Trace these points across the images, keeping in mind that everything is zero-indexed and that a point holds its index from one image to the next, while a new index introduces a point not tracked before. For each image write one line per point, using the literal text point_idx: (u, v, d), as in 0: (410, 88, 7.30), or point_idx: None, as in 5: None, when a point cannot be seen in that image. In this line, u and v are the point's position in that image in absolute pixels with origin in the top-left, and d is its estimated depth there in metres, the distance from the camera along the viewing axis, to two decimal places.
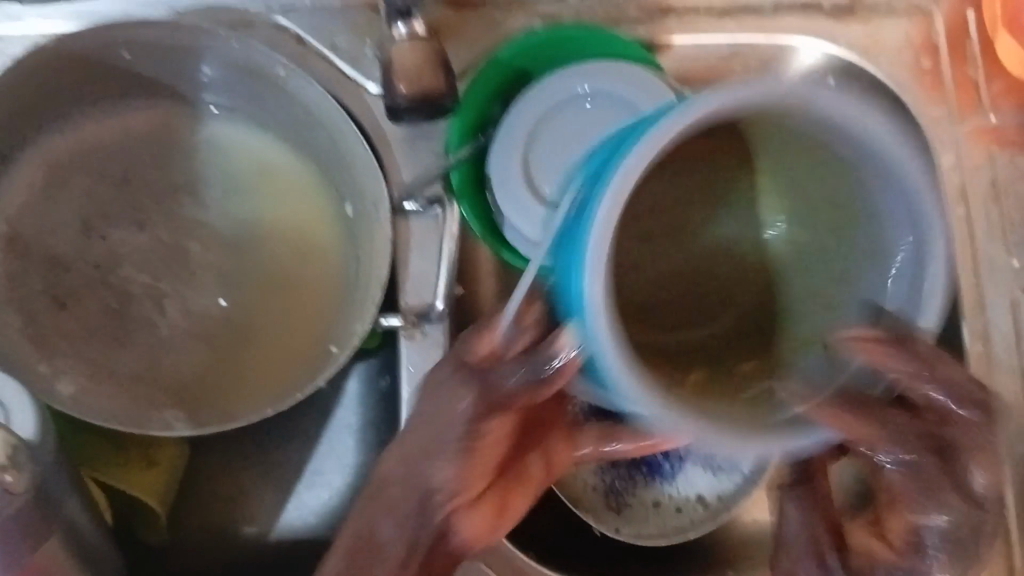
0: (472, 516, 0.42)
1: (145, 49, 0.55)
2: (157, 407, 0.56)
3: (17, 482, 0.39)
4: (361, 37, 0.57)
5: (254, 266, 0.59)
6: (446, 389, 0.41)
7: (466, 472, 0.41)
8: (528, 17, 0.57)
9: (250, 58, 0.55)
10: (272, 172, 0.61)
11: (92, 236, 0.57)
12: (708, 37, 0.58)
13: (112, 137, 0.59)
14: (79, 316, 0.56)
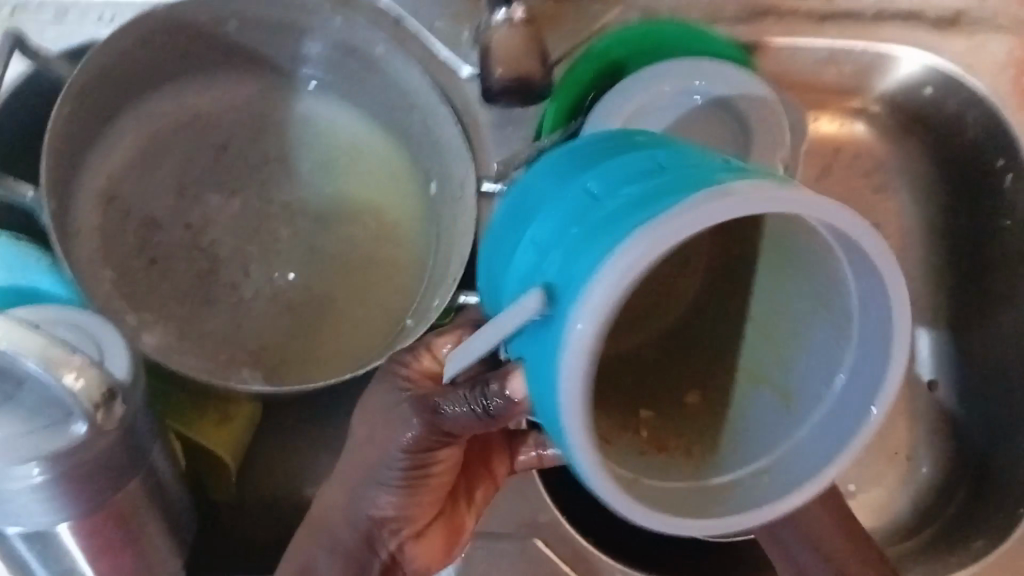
0: (422, 544, 0.50)
1: (253, 22, 0.57)
2: (236, 364, 0.58)
3: (107, 421, 0.41)
4: (459, 22, 0.57)
5: (336, 239, 0.61)
6: (379, 423, 0.46)
7: (406, 504, 0.48)
8: (624, 12, 0.58)
9: (352, 35, 0.56)
10: (361, 147, 0.62)
11: (187, 198, 0.59)
12: (807, 40, 0.58)
13: (213, 104, 0.61)
14: (168, 274, 0.58)
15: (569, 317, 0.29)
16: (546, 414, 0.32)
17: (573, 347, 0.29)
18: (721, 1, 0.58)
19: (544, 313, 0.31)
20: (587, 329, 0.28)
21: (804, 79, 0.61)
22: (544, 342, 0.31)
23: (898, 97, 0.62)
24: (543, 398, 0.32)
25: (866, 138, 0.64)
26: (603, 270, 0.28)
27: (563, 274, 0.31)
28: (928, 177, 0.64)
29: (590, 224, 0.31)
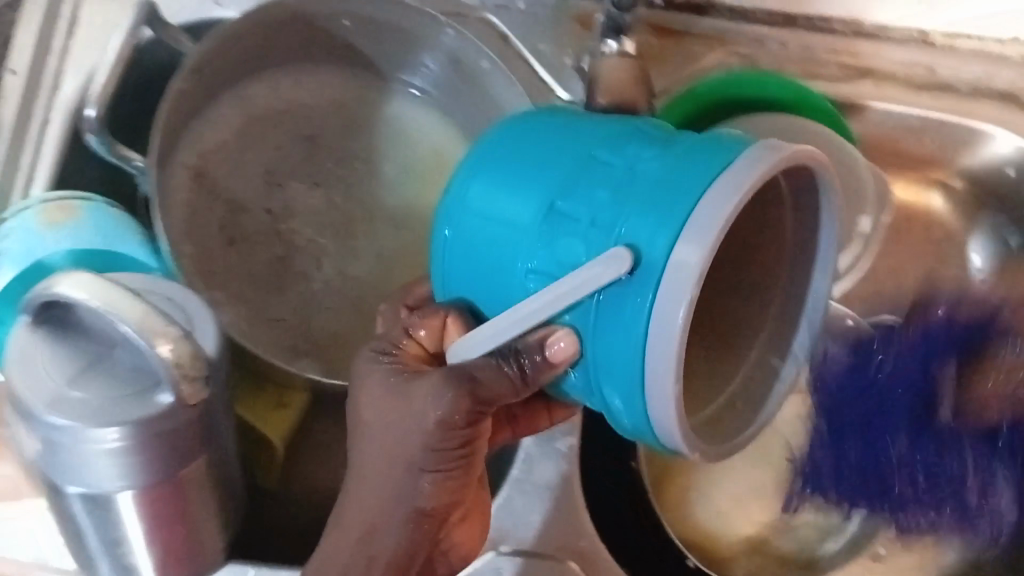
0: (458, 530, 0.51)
1: (366, 22, 0.58)
2: (297, 354, 0.58)
3: (190, 394, 0.41)
4: (565, 48, 0.59)
5: (408, 247, 0.61)
6: (392, 410, 0.43)
7: (441, 490, 0.45)
8: (727, 56, 0.59)
9: (460, 49, 0.57)
10: (450, 158, 0.63)
11: (273, 185, 0.60)
12: (902, 107, 0.59)
13: (310, 97, 0.62)
14: (246, 256, 0.59)
15: (675, 261, 0.33)
16: (617, 362, 0.35)
17: (681, 285, 0.33)
18: (822, 60, 0.59)
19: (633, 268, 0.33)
20: (701, 265, 0.32)
21: (891, 144, 0.62)
22: (630, 294, 0.34)
23: (981, 174, 0.62)
24: (624, 345, 0.35)
25: (941, 212, 0.64)
26: (707, 209, 0.33)
27: (638, 235, 0.34)
28: (1001, 258, 0.63)
29: (645, 189, 0.34)
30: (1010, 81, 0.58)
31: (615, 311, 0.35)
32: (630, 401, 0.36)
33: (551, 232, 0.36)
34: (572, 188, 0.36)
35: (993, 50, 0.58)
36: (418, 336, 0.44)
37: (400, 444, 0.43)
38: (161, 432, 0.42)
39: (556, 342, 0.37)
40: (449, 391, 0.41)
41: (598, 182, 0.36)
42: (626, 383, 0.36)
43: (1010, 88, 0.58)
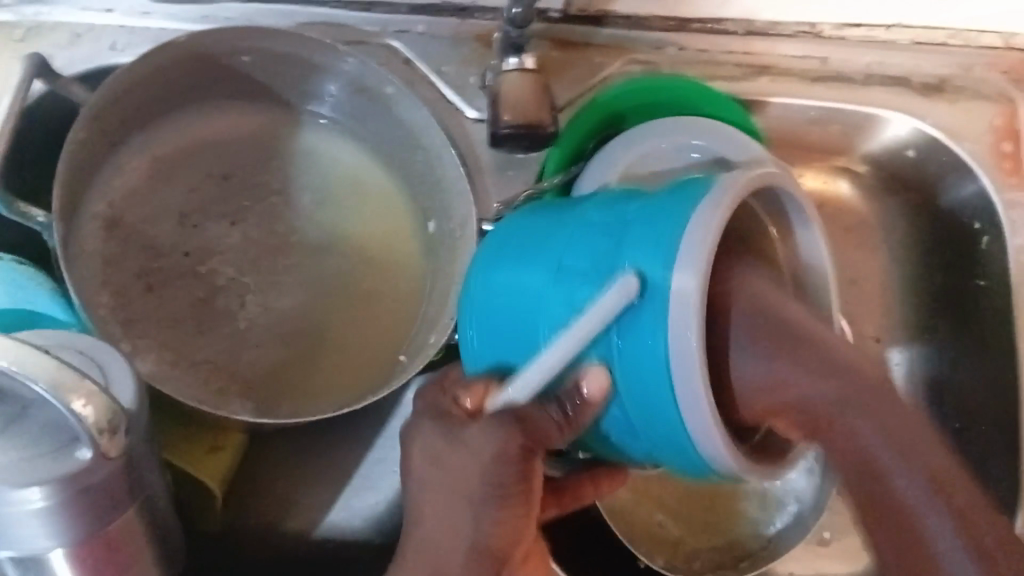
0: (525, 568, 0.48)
1: (268, 57, 0.58)
2: (227, 397, 0.58)
3: (111, 448, 0.40)
4: (468, 66, 0.60)
5: (335, 276, 0.61)
6: (450, 459, 0.44)
7: (506, 525, 0.44)
8: (627, 64, 0.60)
9: (363, 76, 0.58)
10: (367, 184, 0.64)
11: (188, 227, 0.60)
12: (800, 99, 0.60)
13: (219, 135, 0.62)
14: (166, 300, 0.58)
15: (678, 285, 0.37)
16: (651, 393, 0.39)
17: (685, 304, 0.37)
18: (719, 60, 0.61)
19: (640, 294, 0.38)
20: (700, 287, 0.37)
21: (793, 136, 0.64)
22: (646, 320, 0.38)
23: (882, 157, 0.64)
24: (654, 371, 0.38)
25: (848, 198, 0.66)
26: (691, 236, 0.38)
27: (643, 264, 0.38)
28: (908, 234, 0.66)
29: (634, 229, 0.40)
30: (900, 66, 0.61)
31: (639, 340, 0.39)
32: (668, 419, 0.39)
33: (560, 281, 0.42)
34: (570, 241, 0.43)
35: (880, 37, 0.61)
36: (460, 400, 0.44)
37: (462, 481, 0.43)
38: (82, 489, 0.41)
39: (589, 378, 0.40)
40: (496, 433, 0.42)
41: (593, 230, 0.42)
42: (666, 407, 0.38)
43: (897, 72, 0.62)
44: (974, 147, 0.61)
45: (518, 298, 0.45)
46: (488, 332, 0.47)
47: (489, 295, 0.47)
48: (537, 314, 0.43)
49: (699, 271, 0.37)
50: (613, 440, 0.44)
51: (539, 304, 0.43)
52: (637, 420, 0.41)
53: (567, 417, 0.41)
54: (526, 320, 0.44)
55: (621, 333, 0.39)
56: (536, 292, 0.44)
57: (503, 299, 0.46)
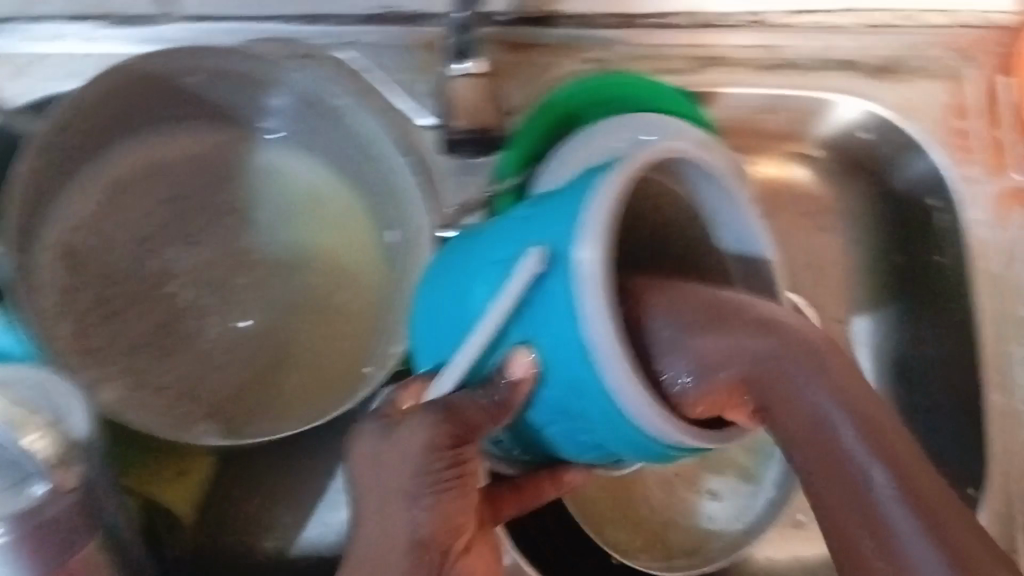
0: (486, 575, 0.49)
1: (215, 76, 0.58)
2: (194, 418, 0.57)
3: (66, 481, 0.40)
4: (417, 74, 0.60)
5: (297, 291, 0.61)
6: (382, 454, 0.43)
7: (439, 514, 0.43)
8: (577, 63, 0.60)
9: (312, 89, 0.58)
10: (324, 197, 0.63)
11: (146, 250, 0.59)
12: (748, 89, 0.61)
13: (172, 157, 0.62)
14: (127, 325, 0.58)
15: (579, 252, 0.36)
16: (570, 370, 0.37)
17: (586, 276, 0.35)
18: (668, 55, 0.61)
19: (547, 270, 0.37)
20: (598, 255, 0.35)
21: (748, 125, 0.63)
22: (553, 295, 0.37)
23: (838, 141, 0.64)
24: (566, 345, 0.37)
25: (805, 182, 0.65)
26: (592, 205, 0.36)
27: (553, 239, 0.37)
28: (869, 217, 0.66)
29: (552, 209, 0.39)
30: (849, 50, 0.62)
31: (551, 316, 0.37)
32: (591, 395, 0.36)
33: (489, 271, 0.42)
34: (502, 232, 0.42)
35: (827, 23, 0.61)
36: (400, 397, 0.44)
37: (394, 474, 0.42)
38: (42, 523, 0.40)
39: (516, 360, 0.39)
40: (430, 423, 0.41)
41: (520, 217, 0.41)
42: (585, 383, 0.36)
43: (847, 56, 0.62)
44: (924, 125, 0.62)
45: (454, 299, 0.44)
46: (434, 335, 0.47)
47: (440, 294, 0.46)
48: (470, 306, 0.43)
49: (599, 238, 0.35)
50: (563, 437, 0.42)
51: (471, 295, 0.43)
52: (569, 404, 0.39)
53: (497, 405, 0.40)
54: (463, 315, 0.43)
55: (538, 313, 0.38)
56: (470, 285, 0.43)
57: (446, 303, 0.45)
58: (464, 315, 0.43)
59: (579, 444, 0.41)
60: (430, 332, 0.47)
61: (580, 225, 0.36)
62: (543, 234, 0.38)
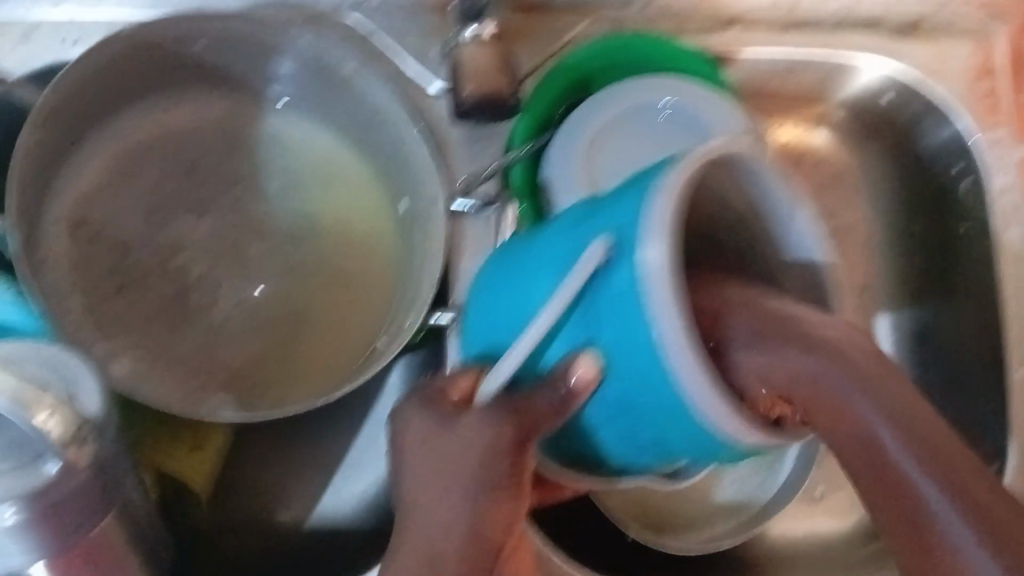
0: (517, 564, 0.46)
1: (221, 42, 0.57)
2: (208, 391, 0.57)
3: (81, 457, 0.39)
4: (428, 38, 0.58)
5: (311, 261, 0.61)
6: (441, 445, 0.41)
7: (498, 515, 0.41)
8: (594, 24, 0.58)
9: (322, 54, 0.56)
10: (333, 164, 0.62)
11: (155, 222, 0.59)
12: (773, 49, 0.59)
13: (180, 125, 0.61)
14: (139, 297, 0.57)
15: (646, 251, 0.34)
16: (639, 370, 0.36)
17: (656, 277, 0.34)
18: (687, 15, 0.59)
19: (612, 269, 0.36)
20: (668, 253, 0.34)
21: (767, 87, 0.62)
22: (617, 291, 0.35)
23: (858, 103, 0.63)
24: (637, 346, 0.35)
25: (828, 148, 0.64)
26: (652, 205, 0.35)
27: (618, 233, 0.36)
28: (892, 179, 0.64)
29: (609, 210, 0.38)
30: (873, 8, 0.60)
31: (614, 315, 0.36)
32: (660, 392, 0.35)
33: (542, 272, 0.41)
34: (556, 231, 0.41)
35: None
36: (450, 387, 0.43)
37: (456, 468, 0.41)
38: (55, 501, 0.39)
39: (577, 367, 0.38)
40: (495, 420, 0.40)
41: (577, 218, 0.40)
42: (652, 376, 0.35)
43: (870, 15, 0.60)
44: (953, 88, 0.59)
45: (511, 297, 0.43)
46: (492, 325, 0.44)
47: (483, 288, 0.46)
48: (522, 303, 0.42)
49: (663, 231, 0.34)
50: (620, 441, 0.40)
51: (521, 291, 0.42)
52: (635, 402, 0.37)
53: (559, 404, 0.39)
54: (510, 309, 0.43)
55: (604, 312, 0.37)
56: (521, 283, 0.42)
57: (505, 303, 0.43)
58: (519, 311, 0.42)
59: (634, 445, 0.40)
60: (472, 323, 0.47)
61: (643, 225, 0.35)
62: (606, 228, 0.37)
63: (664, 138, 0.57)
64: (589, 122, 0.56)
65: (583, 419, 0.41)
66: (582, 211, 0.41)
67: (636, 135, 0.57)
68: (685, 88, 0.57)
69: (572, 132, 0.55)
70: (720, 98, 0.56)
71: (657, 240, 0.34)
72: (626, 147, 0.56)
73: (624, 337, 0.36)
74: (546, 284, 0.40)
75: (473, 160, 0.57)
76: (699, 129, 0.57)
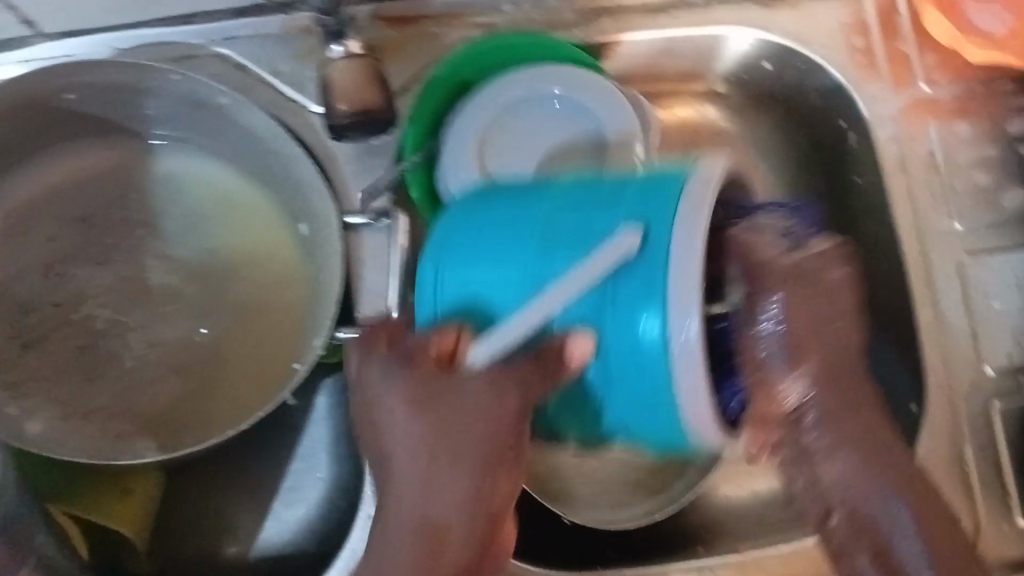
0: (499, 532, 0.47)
1: (93, 89, 0.56)
2: (129, 437, 0.58)
3: None
4: (303, 60, 0.57)
5: (216, 296, 0.61)
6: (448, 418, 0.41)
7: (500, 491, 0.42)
8: (465, 29, 0.59)
9: (192, 90, 0.56)
10: (228, 195, 0.62)
11: (55, 277, 0.59)
12: (645, 34, 0.60)
13: (69, 178, 0.61)
14: (48, 355, 0.58)
15: (684, 254, 0.37)
16: (645, 360, 0.38)
17: (691, 281, 0.37)
18: (557, 8, 0.60)
19: (640, 259, 0.38)
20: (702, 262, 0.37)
21: (648, 70, 0.63)
22: (643, 281, 0.38)
23: (742, 74, 0.64)
24: (648, 339, 0.38)
25: (718, 121, 0.65)
26: (688, 213, 0.38)
27: (655, 223, 0.38)
28: (784, 143, 0.65)
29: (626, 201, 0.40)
30: None
31: (633, 302, 0.38)
32: (658, 385, 0.38)
33: (538, 244, 0.41)
34: (548, 205, 0.42)
35: None
36: (432, 343, 0.41)
37: (464, 437, 0.41)
38: None
39: (579, 339, 0.39)
40: (485, 392, 0.40)
41: (576, 199, 0.41)
42: (655, 368, 0.38)
43: None
44: (827, 49, 0.60)
45: (487, 264, 0.42)
46: (450, 288, 0.43)
47: (445, 241, 0.44)
48: (510, 270, 0.41)
49: (701, 241, 0.37)
50: (590, 415, 0.42)
51: (508, 255, 0.41)
52: (619, 385, 0.40)
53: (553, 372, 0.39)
54: (488, 274, 0.42)
55: (615, 299, 0.38)
56: (509, 247, 0.41)
57: (478, 268, 0.42)
58: (501, 281, 0.41)
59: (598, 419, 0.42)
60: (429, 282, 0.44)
61: (683, 228, 0.37)
62: (629, 216, 0.39)
63: (560, 126, 0.57)
64: (480, 121, 0.56)
65: (558, 396, 0.42)
66: (582, 193, 0.41)
67: (529, 126, 0.57)
68: (575, 77, 0.57)
69: (464, 129, 0.56)
70: (609, 86, 0.57)
71: (698, 247, 0.37)
72: (518, 138, 0.57)
73: (639, 327, 0.38)
74: (548, 258, 0.40)
75: (367, 175, 0.57)
76: (595, 111, 0.57)
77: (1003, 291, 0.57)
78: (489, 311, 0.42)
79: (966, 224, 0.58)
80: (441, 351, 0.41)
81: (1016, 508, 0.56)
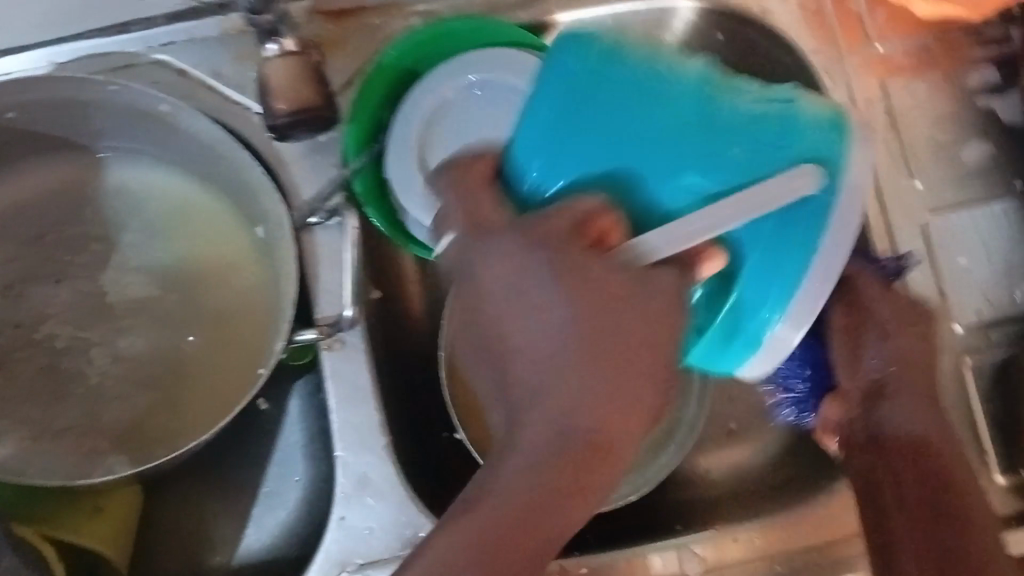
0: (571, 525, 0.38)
1: (32, 107, 0.56)
2: (99, 453, 0.58)
3: None
4: (244, 62, 0.57)
5: (176, 305, 0.60)
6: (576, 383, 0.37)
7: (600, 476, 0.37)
8: (405, 19, 0.58)
9: (133, 100, 0.55)
10: (181, 203, 0.61)
11: (13, 297, 0.59)
12: (589, 12, 0.59)
13: (20, 197, 0.61)
14: (11, 376, 0.58)
15: (835, 213, 0.38)
16: (775, 284, 0.40)
17: (843, 240, 0.38)
18: None
19: (805, 202, 0.38)
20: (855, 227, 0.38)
21: None
22: (798, 219, 0.38)
23: None
24: (789, 268, 0.39)
25: None
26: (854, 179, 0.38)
27: (832, 168, 0.38)
28: None
29: (774, 132, 0.38)
30: None
31: (777, 241, 0.39)
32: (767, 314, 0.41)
33: (711, 141, 0.38)
34: (697, 110, 0.38)
35: None
36: (598, 218, 0.38)
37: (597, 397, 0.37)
38: None
39: (710, 258, 0.40)
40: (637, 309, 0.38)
41: (761, 119, 0.38)
42: (772, 297, 0.40)
43: None
44: (778, 12, 0.59)
45: (605, 144, 0.39)
46: (564, 161, 0.40)
47: (583, 103, 0.39)
48: (649, 161, 0.39)
49: (854, 215, 0.38)
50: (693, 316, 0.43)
51: (648, 140, 0.39)
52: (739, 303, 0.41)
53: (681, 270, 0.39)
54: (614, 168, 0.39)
55: (756, 225, 0.39)
56: (635, 139, 0.39)
57: (584, 142, 0.39)
58: (651, 156, 0.39)
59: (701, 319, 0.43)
60: (546, 143, 0.40)
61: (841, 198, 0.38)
62: (810, 145, 0.38)
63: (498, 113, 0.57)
64: (423, 111, 0.57)
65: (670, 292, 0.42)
66: (760, 114, 0.38)
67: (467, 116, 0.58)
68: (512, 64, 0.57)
69: (408, 122, 0.56)
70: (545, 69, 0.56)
71: (852, 217, 0.38)
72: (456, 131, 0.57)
73: (809, 266, 0.39)
74: (698, 163, 0.38)
75: (315, 175, 0.56)
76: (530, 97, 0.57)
77: (969, 247, 0.56)
78: (634, 185, 0.39)
79: (928, 181, 0.57)
80: (601, 223, 0.38)
81: (992, 465, 0.55)
